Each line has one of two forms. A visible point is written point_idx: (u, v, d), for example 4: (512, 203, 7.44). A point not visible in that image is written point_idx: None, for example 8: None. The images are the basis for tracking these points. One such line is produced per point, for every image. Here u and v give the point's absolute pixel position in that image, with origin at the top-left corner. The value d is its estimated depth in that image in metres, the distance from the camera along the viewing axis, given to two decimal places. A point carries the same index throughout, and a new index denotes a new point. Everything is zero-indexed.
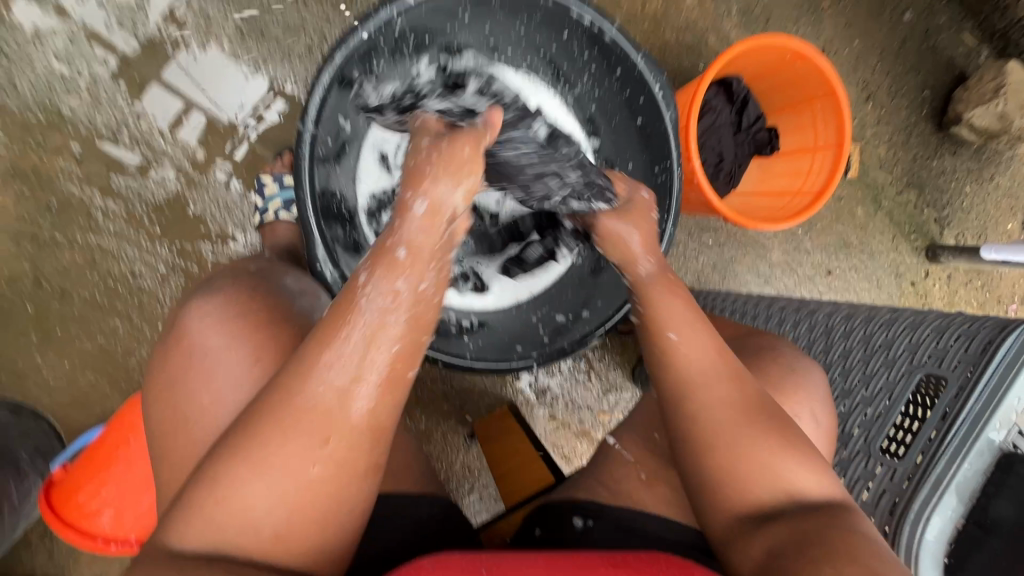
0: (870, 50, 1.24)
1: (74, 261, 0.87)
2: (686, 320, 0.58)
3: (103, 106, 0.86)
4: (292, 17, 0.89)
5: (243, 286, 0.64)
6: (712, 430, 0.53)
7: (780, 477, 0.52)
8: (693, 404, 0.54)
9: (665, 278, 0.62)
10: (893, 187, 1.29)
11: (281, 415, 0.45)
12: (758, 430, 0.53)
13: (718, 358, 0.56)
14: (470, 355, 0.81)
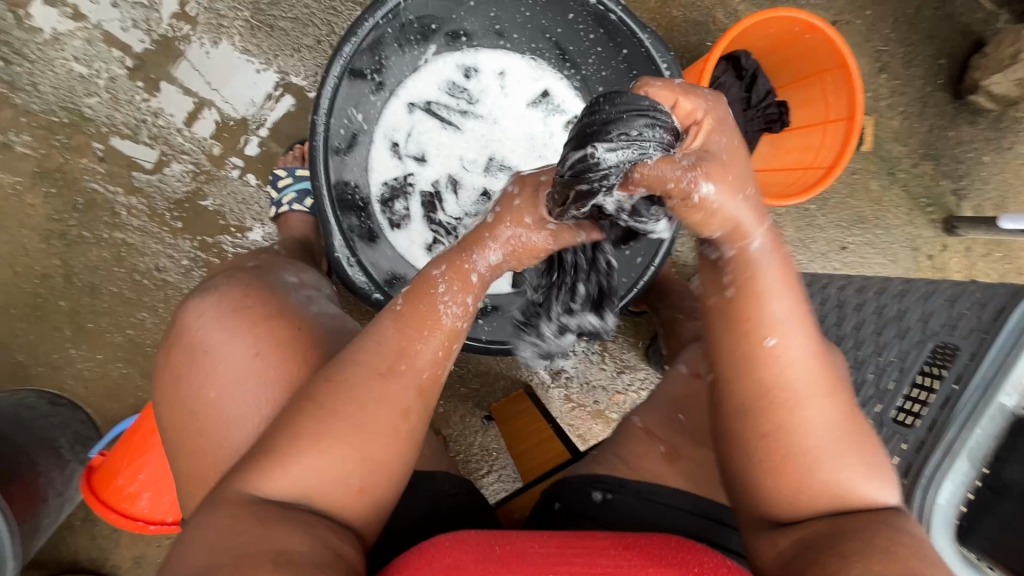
0: (883, 18, 1.21)
1: (101, 257, 0.90)
2: (791, 315, 0.48)
3: (120, 105, 0.88)
4: (300, 10, 0.91)
5: (243, 279, 0.63)
6: (800, 442, 0.47)
7: (841, 484, 0.48)
8: (774, 411, 0.47)
9: (776, 259, 0.48)
10: (908, 159, 1.27)
11: (368, 377, 0.48)
12: (836, 436, 0.48)
13: (816, 359, 0.48)
14: (483, 336, 0.86)
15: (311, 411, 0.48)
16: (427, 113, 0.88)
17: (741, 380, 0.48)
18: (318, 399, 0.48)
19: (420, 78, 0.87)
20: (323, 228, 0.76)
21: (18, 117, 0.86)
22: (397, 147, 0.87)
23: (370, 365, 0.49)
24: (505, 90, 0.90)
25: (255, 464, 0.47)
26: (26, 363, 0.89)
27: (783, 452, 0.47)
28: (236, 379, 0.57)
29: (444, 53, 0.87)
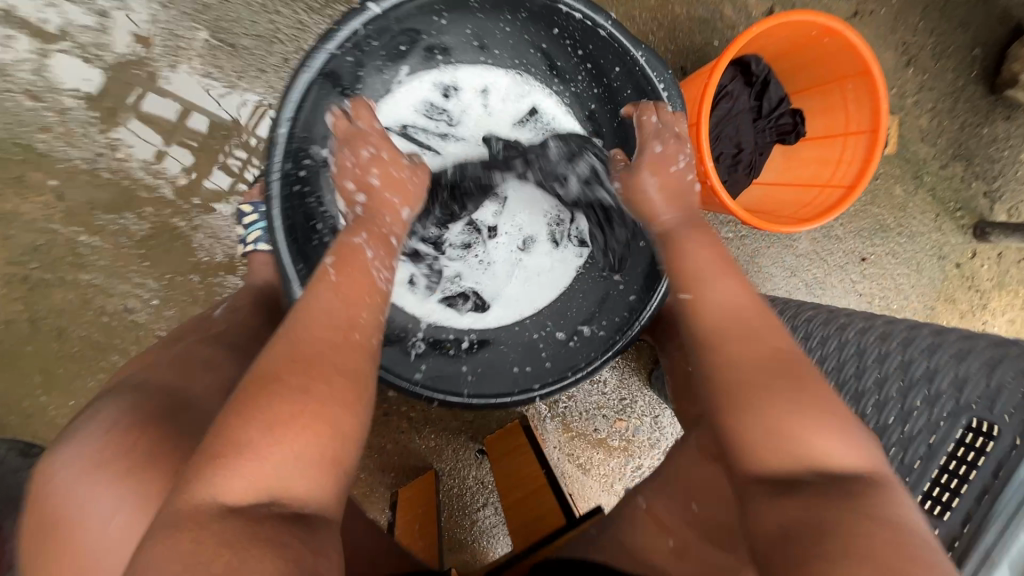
0: (911, 6, 1.09)
1: (67, 300, 0.85)
2: (717, 266, 0.59)
3: (75, 138, 0.82)
4: (264, 27, 0.83)
5: (134, 389, 0.54)
6: (737, 385, 0.50)
7: (804, 440, 0.46)
8: (714, 352, 0.53)
9: (687, 226, 0.63)
10: (936, 161, 1.17)
11: (322, 348, 0.48)
12: (783, 380, 0.49)
13: (748, 305, 0.55)
14: (467, 391, 0.75)
15: (260, 396, 0.44)
16: (404, 138, 0.80)
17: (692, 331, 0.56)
18: (257, 385, 0.45)
19: (395, 101, 0.79)
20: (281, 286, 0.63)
21: None
22: None
23: (309, 334, 0.49)
24: (488, 111, 0.83)
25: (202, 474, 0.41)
26: None
27: (729, 394, 0.50)
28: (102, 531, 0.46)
29: (420, 72, 0.79)
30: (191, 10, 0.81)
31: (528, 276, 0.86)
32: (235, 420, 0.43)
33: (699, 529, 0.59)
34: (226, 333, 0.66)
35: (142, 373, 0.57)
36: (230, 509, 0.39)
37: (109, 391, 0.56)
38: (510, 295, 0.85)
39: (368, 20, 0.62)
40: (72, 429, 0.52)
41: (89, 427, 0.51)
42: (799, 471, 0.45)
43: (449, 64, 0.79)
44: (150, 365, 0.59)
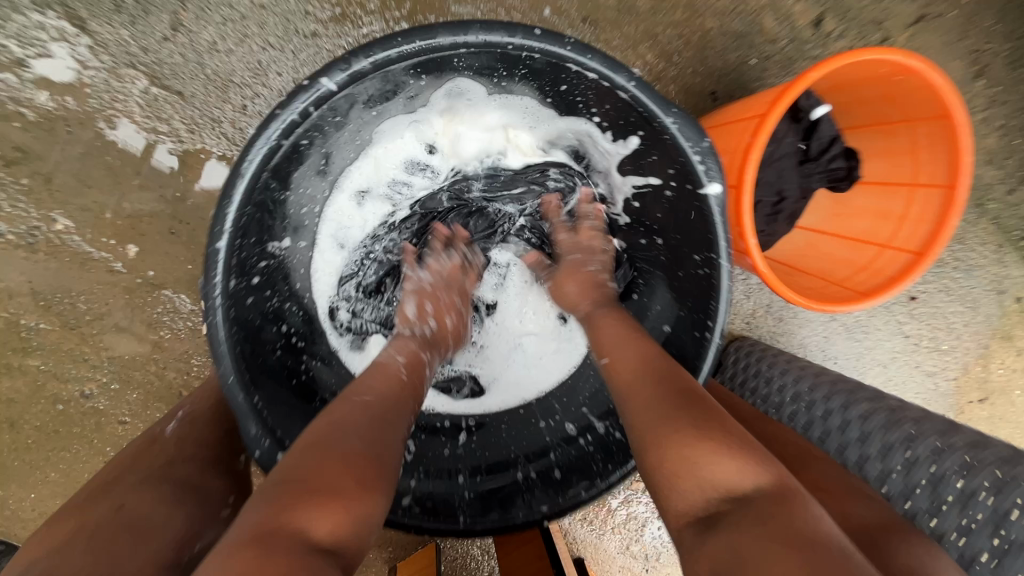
0: (989, 3, 0.91)
1: (15, 387, 0.76)
2: (625, 335, 0.58)
3: (5, 211, 0.71)
4: (213, 72, 0.70)
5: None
6: (642, 434, 0.49)
7: (716, 471, 0.44)
8: (625, 406, 0.53)
9: (600, 300, 0.63)
10: (1004, 185, 1.01)
11: (375, 395, 0.51)
12: (693, 414, 0.48)
13: (644, 357, 0.55)
14: (465, 517, 0.62)
15: (320, 439, 0.45)
16: (387, 201, 0.69)
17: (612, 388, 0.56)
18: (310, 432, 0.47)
19: (371, 161, 0.66)
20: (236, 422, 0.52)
21: None
22: (347, 244, 0.68)
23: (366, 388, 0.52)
24: (485, 161, 0.69)
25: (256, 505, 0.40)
26: None
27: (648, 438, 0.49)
28: None
29: (400, 126, 0.64)
30: (125, 54, 0.68)
31: (529, 355, 0.76)
32: (302, 449, 0.44)
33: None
34: (176, 465, 0.53)
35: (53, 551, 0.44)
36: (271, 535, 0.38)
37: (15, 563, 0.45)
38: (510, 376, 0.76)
39: (324, 99, 0.47)
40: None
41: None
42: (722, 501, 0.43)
43: (429, 112, 0.64)
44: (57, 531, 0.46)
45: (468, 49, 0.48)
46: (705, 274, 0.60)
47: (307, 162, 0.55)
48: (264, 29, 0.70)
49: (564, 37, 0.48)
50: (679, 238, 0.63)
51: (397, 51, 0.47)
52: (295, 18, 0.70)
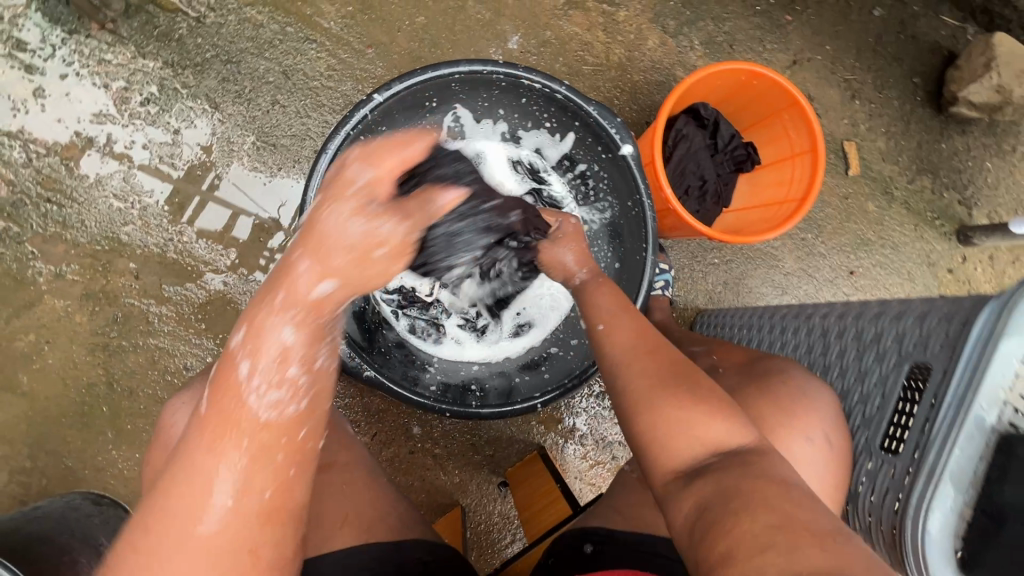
0: (845, 49, 1.24)
1: (138, 362, 1.00)
2: (615, 301, 0.67)
3: (153, 229, 1.01)
4: (297, 127, 1.04)
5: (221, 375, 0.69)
6: (640, 393, 0.57)
7: (695, 425, 0.54)
8: (626, 371, 0.59)
9: (596, 280, 0.73)
10: (903, 177, 1.26)
11: (221, 429, 0.50)
12: (679, 389, 0.56)
13: (638, 333, 0.62)
14: (476, 404, 0.84)
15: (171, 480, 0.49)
16: None
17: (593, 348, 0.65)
18: (168, 493, 0.48)
19: None
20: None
21: (69, 250, 0.98)
22: None
23: (204, 444, 0.50)
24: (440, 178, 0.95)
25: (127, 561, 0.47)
26: (73, 468, 0.98)
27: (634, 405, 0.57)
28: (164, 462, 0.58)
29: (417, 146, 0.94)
30: (242, 122, 1.03)
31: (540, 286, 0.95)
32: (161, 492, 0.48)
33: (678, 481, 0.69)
34: None
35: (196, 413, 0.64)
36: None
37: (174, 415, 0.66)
38: (540, 315, 0.96)
39: (375, 107, 0.78)
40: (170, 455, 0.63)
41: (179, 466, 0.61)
42: (684, 456, 0.53)
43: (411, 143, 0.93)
44: (188, 403, 0.65)
45: (462, 74, 0.80)
46: (636, 213, 0.85)
47: None
48: (330, 100, 1.05)
49: (517, 65, 0.79)
50: (615, 198, 0.89)
51: (418, 78, 0.79)
52: (352, 93, 1.06)
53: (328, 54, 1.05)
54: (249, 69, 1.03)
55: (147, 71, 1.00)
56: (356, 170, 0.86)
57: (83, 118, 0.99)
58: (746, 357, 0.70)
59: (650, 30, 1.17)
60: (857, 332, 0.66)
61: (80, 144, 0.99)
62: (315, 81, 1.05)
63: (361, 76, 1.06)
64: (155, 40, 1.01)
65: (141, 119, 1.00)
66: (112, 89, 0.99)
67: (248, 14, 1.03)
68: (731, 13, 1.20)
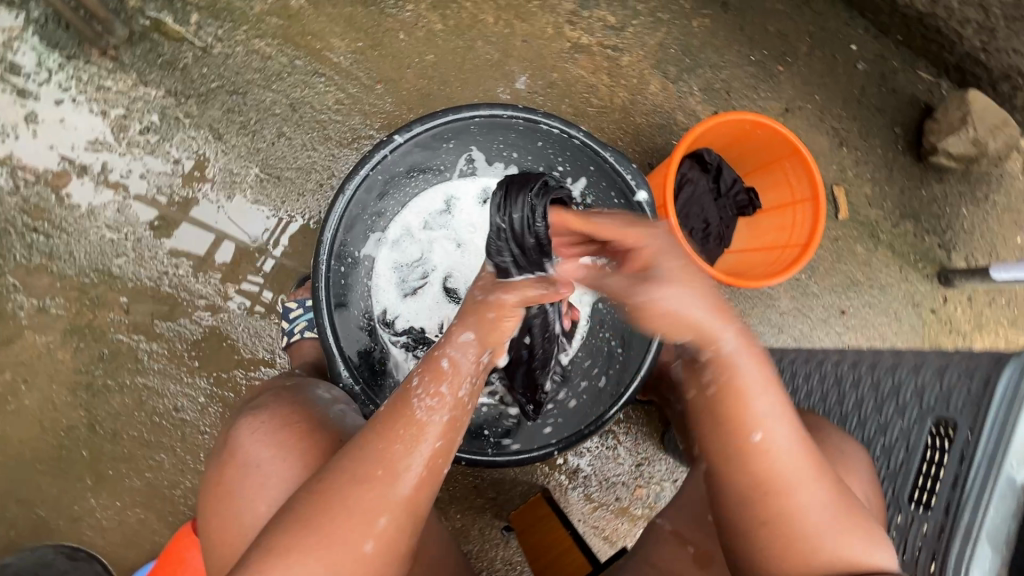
0: (832, 100, 1.31)
1: (123, 403, 0.94)
2: (789, 417, 0.59)
3: (147, 261, 0.96)
4: (303, 160, 1.02)
5: (290, 398, 0.66)
6: (801, 525, 0.56)
7: (844, 553, 0.55)
8: (794, 502, 0.57)
9: (753, 365, 0.61)
10: (887, 221, 1.32)
11: (374, 473, 0.53)
12: (842, 520, 0.56)
13: (804, 454, 0.58)
14: (491, 452, 0.83)
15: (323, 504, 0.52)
16: (393, 247, 0.94)
17: (728, 453, 0.60)
18: (304, 519, 0.51)
19: (383, 222, 0.92)
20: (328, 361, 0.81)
21: (54, 282, 0.94)
22: (400, 272, 0.95)
23: (359, 496, 0.53)
24: (444, 223, 0.96)
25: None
26: (47, 517, 0.91)
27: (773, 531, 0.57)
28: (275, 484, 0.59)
29: (425, 189, 0.94)
30: (246, 153, 1.00)
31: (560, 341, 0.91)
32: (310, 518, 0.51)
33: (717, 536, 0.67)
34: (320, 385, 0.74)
35: (274, 453, 0.60)
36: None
37: (240, 440, 0.62)
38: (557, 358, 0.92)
39: (394, 148, 0.82)
40: (239, 484, 0.60)
41: (259, 505, 0.58)
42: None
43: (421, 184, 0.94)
44: (264, 435, 0.61)
45: (482, 117, 0.83)
46: None
47: (375, 196, 0.87)
48: (337, 133, 1.04)
49: (535, 112, 0.82)
50: None
51: (438, 121, 0.82)
52: (360, 127, 1.05)
53: (337, 88, 1.04)
54: (256, 100, 1.01)
55: (148, 99, 0.98)
56: (370, 208, 0.88)
57: (78, 146, 0.95)
58: None
59: (652, 75, 1.21)
60: (875, 383, 0.67)
61: (73, 172, 0.95)
62: (322, 115, 1.03)
63: (369, 111, 1.05)
64: (158, 68, 0.98)
65: (139, 148, 0.97)
66: (110, 117, 0.96)
67: (256, 46, 1.02)
68: (728, 61, 1.25)
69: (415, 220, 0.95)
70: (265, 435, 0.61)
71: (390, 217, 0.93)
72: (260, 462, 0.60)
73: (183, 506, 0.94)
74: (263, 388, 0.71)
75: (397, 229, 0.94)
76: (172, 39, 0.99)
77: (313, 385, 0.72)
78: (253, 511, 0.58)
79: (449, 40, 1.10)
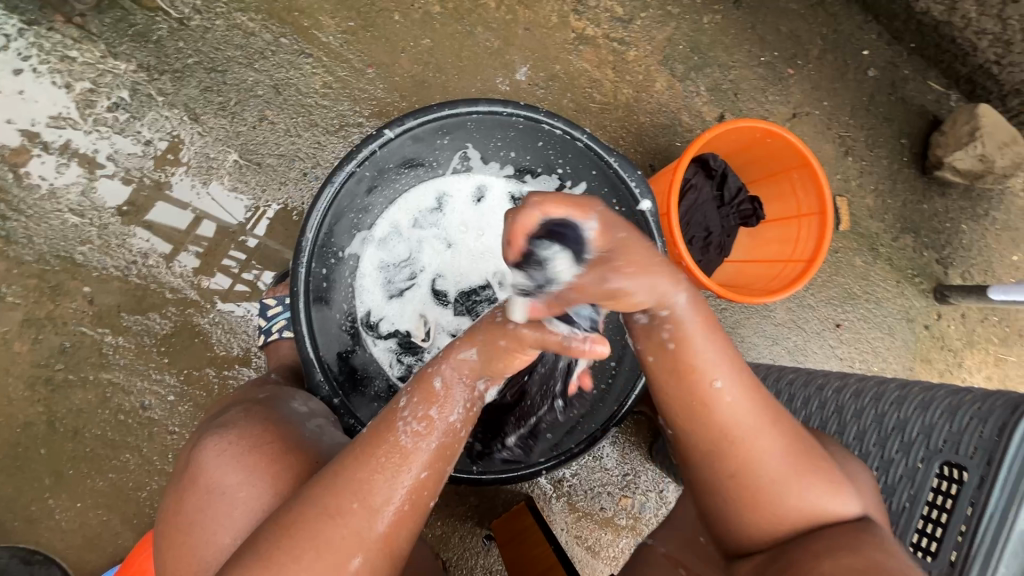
0: (841, 107, 1.27)
1: (86, 400, 0.88)
2: (728, 355, 0.56)
3: (113, 249, 0.90)
4: (286, 146, 0.96)
5: (259, 413, 0.61)
6: (761, 474, 0.55)
7: (809, 505, 0.54)
8: (749, 447, 0.55)
9: (697, 318, 0.56)
10: (888, 234, 1.30)
11: (352, 510, 0.50)
12: (795, 462, 0.55)
13: (755, 402, 0.55)
14: (476, 468, 0.79)
15: (292, 544, 0.48)
16: (381, 246, 0.89)
17: (677, 395, 0.57)
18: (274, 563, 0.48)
19: (370, 220, 0.87)
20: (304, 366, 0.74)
21: (11, 268, 0.87)
22: (387, 272, 0.89)
23: (334, 530, 0.49)
24: (434, 220, 0.91)
25: None
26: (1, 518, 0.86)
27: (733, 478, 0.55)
28: (243, 513, 0.55)
29: (415, 186, 0.89)
30: (224, 136, 0.93)
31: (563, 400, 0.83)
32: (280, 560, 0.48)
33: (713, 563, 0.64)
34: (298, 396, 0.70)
35: (242, 478, 0.56)
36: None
37: (205, 465, 0.57)
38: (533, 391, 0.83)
39: (384, 143, 0.76)
40: (203, 510, 0.55)
41: (225, 536, 0.54)
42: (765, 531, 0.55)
43: (412, 180, 0.88)
44: (231, 458, 0.56)
45: (480, 114, 0.78)
46: None
47: (362, 194, 0.82)
48: (323, 120, 0.97)
49: (538, 109, 0.77)
50: None
51: (433, 115, 0.76)
52: (349, 114, 0.98)
53: (325, 70, 0.97)
54: (236, 79, 0.94)
55: (118, 73, 0.90)
56: (357, 206, 0.83)
57: (39, 121, 0.88)
58: None
59: (658, 72, 1.16)
60: (880, 417, 0.64)
61: (33, 149, 0.88)
62: (308, 99, 0.97)
63: (359, 97, 0.99)
64: (130, 40, 0.91)
65: (107, 126, 0.90)
66: (75, 91, 0.89)
67: (238, 20, 0.94)
68: (737, 61, 1.20)
69: (404, 218, 0.90)
70: (232, 458, 0.56)
71: (377, 214, 0.87)
72: (227, 489, 0.55)
73: (149, 508, 0.89)
74: (234, 397, 0.67)
75: (384, 226, 0.89)
76: (144, 8, 0.91)
77: (285, 394, 0.68)
78: (217, 542, 0.54)
79: (447, 23, 1.03)
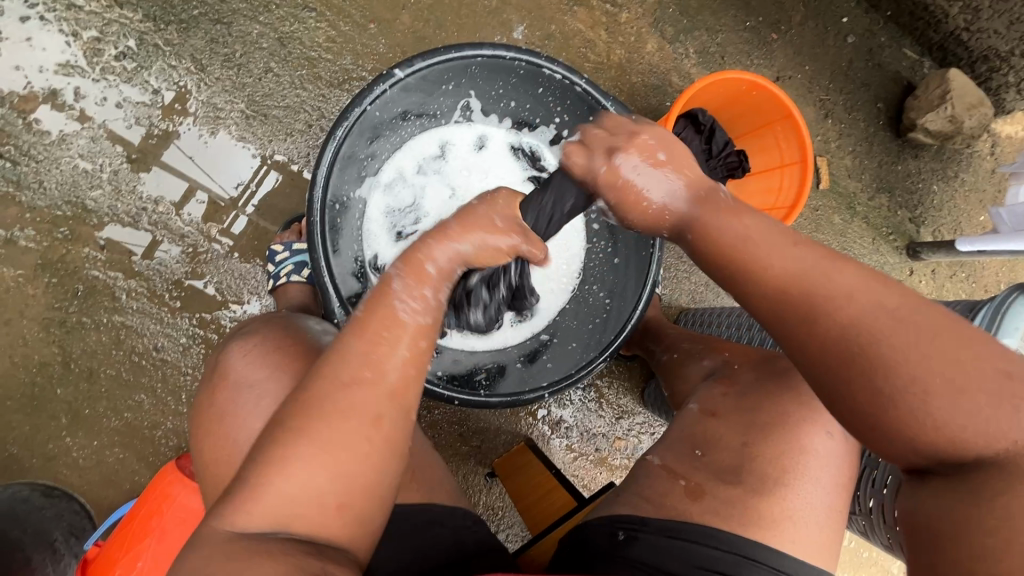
0: (821, 72, 1.33)
1: (100, 341, 0.91)
2: (748, 232, 0.54)
3: (124, 196, 0.92)
4: (292, 98, 0.98)
5: (276, 324, 0.67)
6: (852, 360, 0.46)
7: (936, 400, 0.44)
8: (822, 324, 0.48)
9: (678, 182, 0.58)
10: (864, 193, 1.37)
11: (356, 379, 0.49)
12: (928, 340, 0.45)
13: (811, 268, 0.50)
14: (484, 393, 0.85)
15: (306, 418, 0.48)
16: (387, 191, 0.92)
17: (734, 275, 0.53)
18: (287, 437, 0.48)
19: (377, 166, 0.90)
20: (323, 302, 0.80)
21: (24, 213, 0.90)
22: (393, 217, 0.93)
23: (343, 395, 0.49)
24: (436, 168, 0.95)
25: (220, 508, 0.47)
26: (20, 456, 0.89)
27: (832, 358, 0.47)
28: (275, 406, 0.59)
29: (419, 134, 0.92)
30: (230, 87, 0.96)
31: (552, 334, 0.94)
32: (290, 434, 0.48)
33: (707, 471, 0.64)
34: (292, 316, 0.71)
35: (271, 373, 0.61)
36: (246, 540, 0.45)
37: (237, 365, 0.63)
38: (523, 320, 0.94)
39: (393, 85, 0.80)
40: (236, 407, 0.60)
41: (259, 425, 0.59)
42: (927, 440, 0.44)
43: (416, 127, 0.92)
44: (258, 357, 0.63)
45: (485, 58, 0.82)
46: None
47: (372, 137, 0.86)
48: (326, 73, 1.00)
49: (539, 54, 0.82)
50: None
51: (440, 58, 0.80)
52: (352, 68, 1.01)
53: (328, 24, 1.00)
54: (242, 32, 0.96)
55: (124, 22, 0.92)
56: (366, 150, 0.87)
57: (47, 69, 0.90)
58: (759, 356, 0.73)
59: (649, 35, 1.20)
60: None
61: (42, 97, 0.90)
62: (312, 52, 0.99)
63: (361, 51, 1.01)
64: None
65: (115, 75, 0.92)
66: (82, 39, 0.91)
67: None
68: (724, 25, 1.25)
69: (408, 165, 0.93)
70: (260, 359, 0.62)
71: (383, 159, 0.91)
72: (256, 384, 0.61)
73: (164, 446, 0.92)
74: (250, 318, 0.72)
75: (390, 173, 0.92)
76: None
77: (302, 320, 0.72)
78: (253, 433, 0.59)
79: None
